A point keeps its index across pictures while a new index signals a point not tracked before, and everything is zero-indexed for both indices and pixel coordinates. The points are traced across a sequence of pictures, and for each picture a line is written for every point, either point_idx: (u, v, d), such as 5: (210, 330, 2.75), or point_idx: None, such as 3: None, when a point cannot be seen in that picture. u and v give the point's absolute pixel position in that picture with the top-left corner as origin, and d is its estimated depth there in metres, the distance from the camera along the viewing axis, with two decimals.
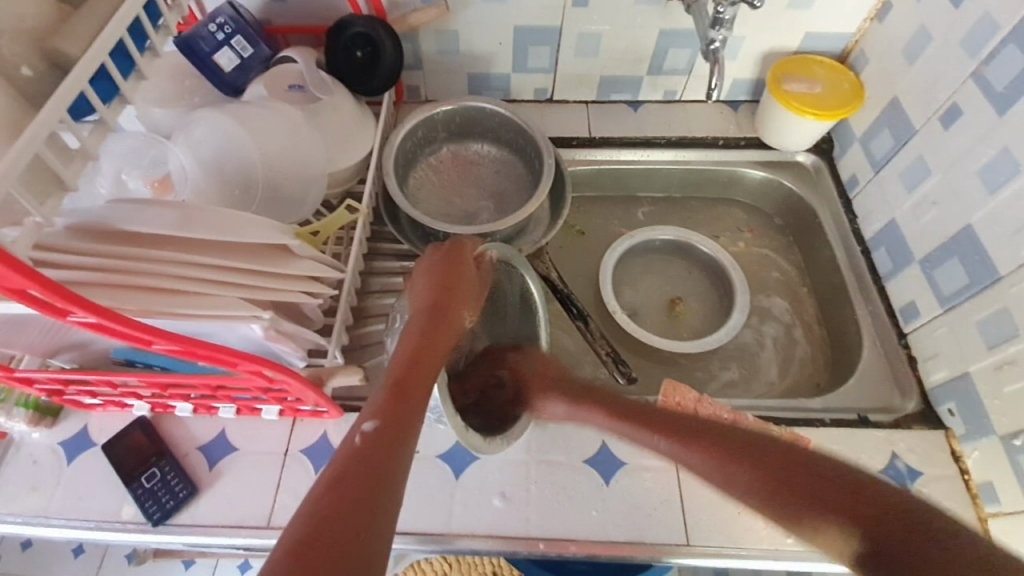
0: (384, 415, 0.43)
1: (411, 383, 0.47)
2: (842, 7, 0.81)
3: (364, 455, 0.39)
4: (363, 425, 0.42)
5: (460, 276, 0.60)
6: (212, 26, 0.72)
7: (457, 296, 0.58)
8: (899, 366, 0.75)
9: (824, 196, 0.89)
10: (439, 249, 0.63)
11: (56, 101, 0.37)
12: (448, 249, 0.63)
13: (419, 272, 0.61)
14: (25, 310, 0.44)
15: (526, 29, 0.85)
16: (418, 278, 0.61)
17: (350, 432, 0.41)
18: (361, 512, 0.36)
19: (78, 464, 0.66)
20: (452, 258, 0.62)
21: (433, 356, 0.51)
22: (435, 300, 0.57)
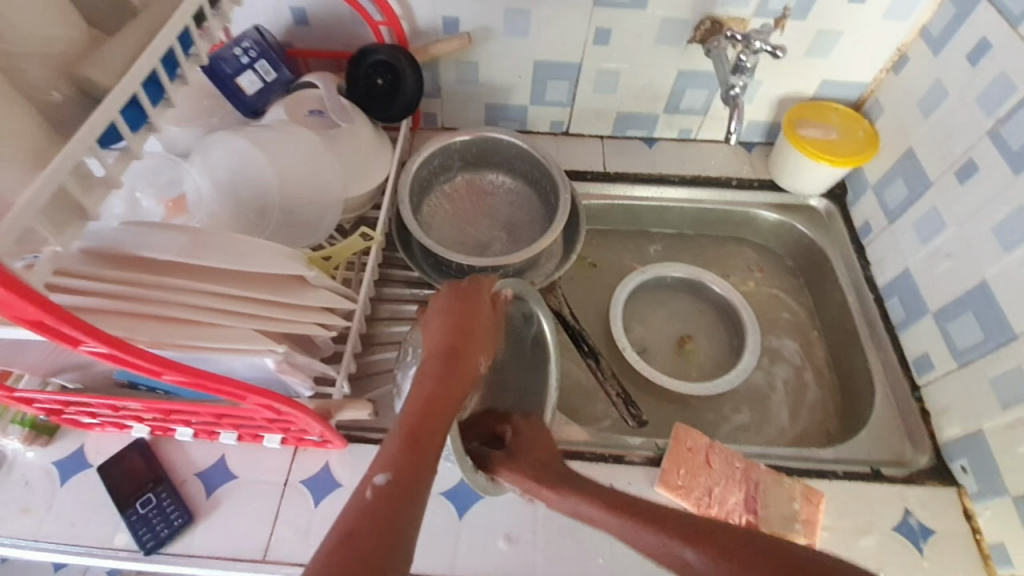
0: (397, 468, 0.41)
1: (424, 434, 0.45)
2: (859, 57, 0.82)
3: (375, 511, 0.37)
4: (374, 477, 0.40)
5: (475, 318, 0.59)
6: (236, 49, 0.73)
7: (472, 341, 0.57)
8: (912, 418, 0.74)
9: (836, 240, 0.90)
10: (455, 288, 0.62)
11: (84, 131, 0.36)
12: (463, 288, 0.62)
13: (434, 311, 0.60)
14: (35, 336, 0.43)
15: (546, 64, 0.86)
16: (432, 318, 0.60)
17: (361, 484, 0.39)
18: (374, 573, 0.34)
19: (72, 485, 0.64)
20: (466, 298, 0.61)
21: (447, 404, 0.49)
22: (451, 344, 0.56)
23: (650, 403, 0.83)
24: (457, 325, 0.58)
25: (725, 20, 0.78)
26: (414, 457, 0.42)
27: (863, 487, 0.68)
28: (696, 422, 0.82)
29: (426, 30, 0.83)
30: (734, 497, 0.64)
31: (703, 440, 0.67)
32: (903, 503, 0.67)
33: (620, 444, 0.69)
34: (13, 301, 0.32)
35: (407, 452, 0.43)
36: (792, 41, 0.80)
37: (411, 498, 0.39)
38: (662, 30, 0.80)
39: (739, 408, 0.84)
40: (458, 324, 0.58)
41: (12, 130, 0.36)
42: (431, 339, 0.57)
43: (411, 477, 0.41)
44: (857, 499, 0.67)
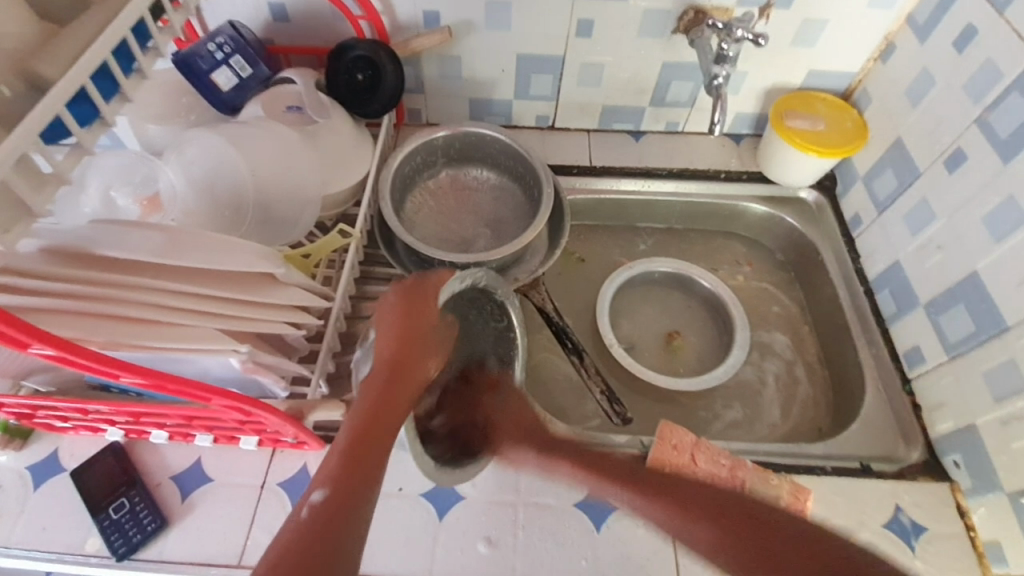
0: (335, 482, 0.41)
1: (369, 447, 0.45)
2: (847, 46, 0.81)
3: (324, 517, 0.39)
4: (312, 493, 0.40)
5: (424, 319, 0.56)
6: (211, 45, 0.71)
7: (420, 348, 0.55)
8: (904, 415, 0.73)
9: (825, 231, 0.88)
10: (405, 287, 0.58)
11: (29, 124, 0.35)
12: (415, 289, 0.58)
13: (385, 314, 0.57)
14: None
15: (529, 58, 0.85)
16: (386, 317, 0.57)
17: (300, 499, 0.40)
18: (330, 541, 0.38)
19: (46, 490, 0.63)
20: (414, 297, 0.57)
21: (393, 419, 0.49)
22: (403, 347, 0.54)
23: (636, 400, 0.82)
24: (419, 305, 0.57)
25: (709, 10, 0.77)
26: (382, 412, 0.48)
27: (852, 485, 0.67)
28: (685, 418, 0.81)
29: (406, 24, 0.82)
30: None
31: (688, 436, 0.66)
32: (895, 500, 0.66)
33: (605, 442, 0.68)
34: None
35: (388, 378, 0.52)
36: (776, 30, 0.79)
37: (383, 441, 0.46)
38: (644, 21, 0.79)
39: (730, 403, 0.83)
40: (415, 313, 0.57)
41: None
42: (400, 294, 0.58)
43: (389, 412, 0.49)
44: (847, 497, 0.66)
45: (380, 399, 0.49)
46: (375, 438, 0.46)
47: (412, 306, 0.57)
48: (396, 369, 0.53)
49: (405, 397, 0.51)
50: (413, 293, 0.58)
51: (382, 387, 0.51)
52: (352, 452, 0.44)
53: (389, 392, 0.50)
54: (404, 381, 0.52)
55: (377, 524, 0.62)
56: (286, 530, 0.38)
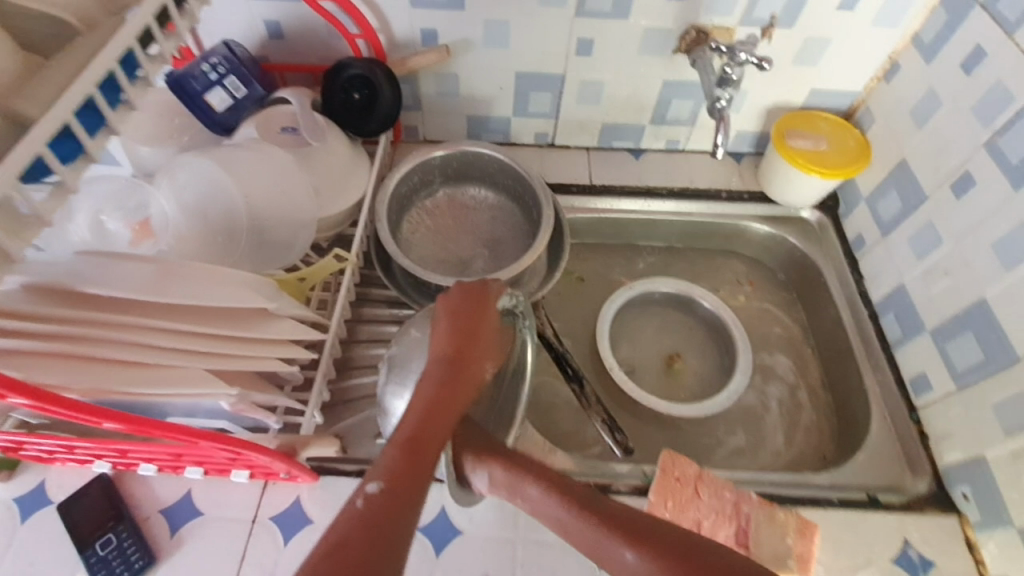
0: (392, 475, 0.39)
1: (424, 442, 0.43)
2: (850, 66, 0.80)
3: (376, 512, 0.35)
4: (368, 484, 0.38)
5: (481, 321, 0.55)
6: (205, 65, 0.70)
7: (478, 347, 0.54)
8: (911, 444, 0.72)
9: (828, 252, 0.87)
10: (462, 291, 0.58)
11: (8, 167, 0.33)
12: (472, 292, 0.58)
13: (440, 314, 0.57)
14: None
15: (529, 76, 0.83)
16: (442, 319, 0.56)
17: (354, 491, 0.37)
18: (378, 542, 0.34)
19: (33, 523, 0.61)
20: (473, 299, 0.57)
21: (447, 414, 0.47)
22: (455, 346, 0.53)
23: (637, 425, 0.81)
24: (480, 307, 0.57)
25: (711, 30, 0.76)
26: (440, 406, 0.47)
27: (860, 518, 0.65)
28: (687, 444, 0.80)
29: (404, 42, 0.80)
30: (725, 532, 0.61)
31: (692, 468, 0.64)
32: (902, 534, 0.65)
33: (606, 472, 0.67)
34: None
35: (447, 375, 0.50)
36: (779, 50, 0.78)
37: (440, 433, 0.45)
38: (646, 40, 0.77)
39: (733, 428, 0.81)
40: (478, 313, 0.56)
41: None
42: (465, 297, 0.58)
43: (447, 407, 0.47)
44: (853, 531, 0.65)
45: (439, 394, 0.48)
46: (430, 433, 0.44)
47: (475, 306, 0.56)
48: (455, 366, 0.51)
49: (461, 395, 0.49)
50: (477, 293, 0.58)
51: (443, 382, 0.49)
52: (412, 441, 0.42)
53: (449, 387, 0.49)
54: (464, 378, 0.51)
55: None
56: (340, 513, 0.35)
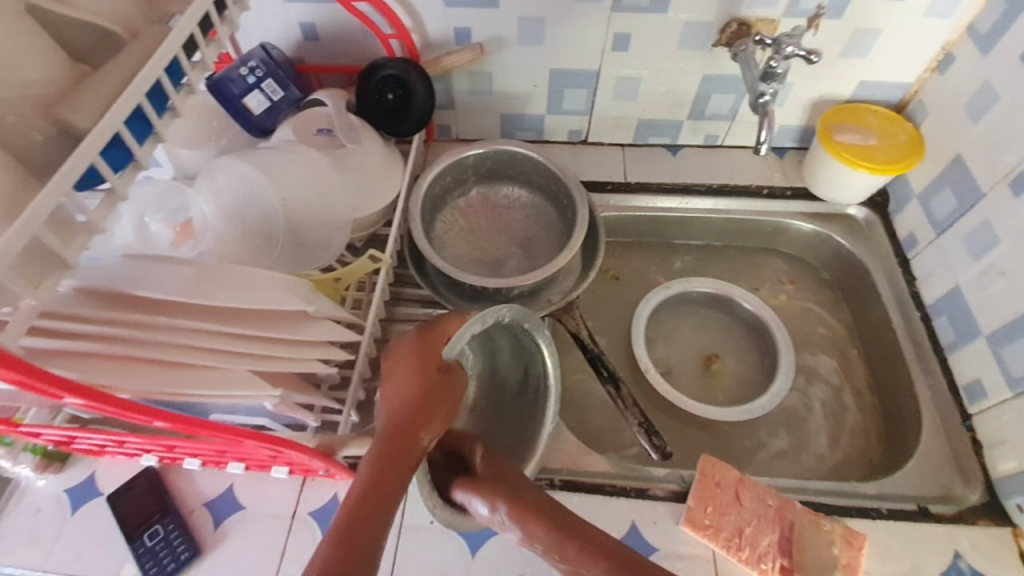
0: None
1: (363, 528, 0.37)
2: (902, 57, 0.76)
3: None
4: None
5: (435, 375, 0.51)
6: (243, 69, 0.71)
7: (431, 404, 0.48)
8: (964, 452, 0.68)
9: (877, 250, 0.83)
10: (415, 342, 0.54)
11: (62, 177, 0.35)
12: (426, 341, 0.54)
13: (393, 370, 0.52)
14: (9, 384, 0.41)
15: (563, 73, 0.82)
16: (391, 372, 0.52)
17: None
18: None
19: (82, 514, 0.63)
20: (427, 350, 0.53)
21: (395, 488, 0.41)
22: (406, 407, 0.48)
23: (673, 428, 0.79)
24: (427, 361, 0.52)
25: (754, 23, 0.74)
26: (387, 479, 0.41)
27: (907, 528, 0.63)
28: (725, 449, 0.78)
29: (437, 42, 0.80)
30: (767, 540, 0.60)
31: (732, 473, 0.63)
32: (952, 545, 0.62)
33: (642, 476, 0.66)
34: None
35: (387, 445, 0.44)
36: (826, 41, 0.75)
37: (377, 515, 0.38)
38: (685, 34, 0.75)
39: (776, 432, 0.79)
40: (424, 368, 0.51)
41: None
42: (412, 352, 0.53)
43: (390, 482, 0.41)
44: (900, 542, 0.62)
45: (376, 469, 0.41)
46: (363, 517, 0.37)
47: (421, 361, 0.52)
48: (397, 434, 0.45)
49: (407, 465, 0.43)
50: (421, 345, 0.54)
51: (386, 450, 0.44)
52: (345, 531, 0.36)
53: (389, 459, 0.43)
54: (408, 444, 0.44)
55: (409, 557, 0.61)
56: None
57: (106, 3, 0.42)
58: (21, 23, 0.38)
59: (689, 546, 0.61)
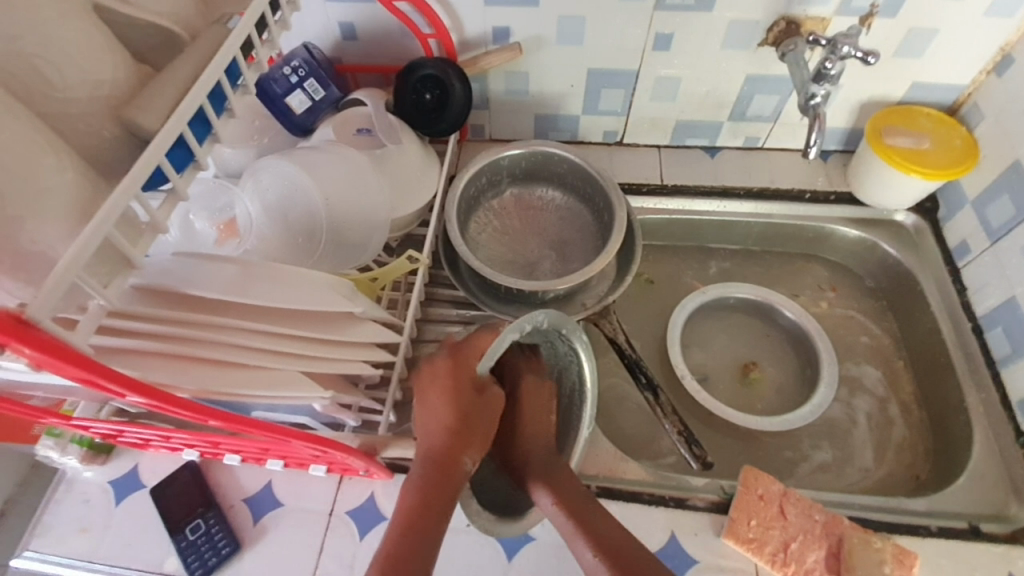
0: None
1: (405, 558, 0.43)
2: (959, 57, 0.73)
3: None
4: None
5: (467, 400, 0.53)
6: (286, 69, 0.71)
7: (466, 431, 0.51)
8: (1019, 470, 0.66)
9: (926, 258, 0.81)
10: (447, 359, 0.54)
11: (131, 180, 0.35)
12: (458, 360, 0.54)
13: (427, 389, 0.54)
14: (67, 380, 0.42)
15: (601, 73, 0.81)
16: (426, 390, 0.54)
17: None
18: None
19: (127, 506, 0.64)
20: (458, 369, 0.54)
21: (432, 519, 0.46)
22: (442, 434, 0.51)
23: (709, 436, 0.78)
24: (461, 382, 0.53)
25: (803, 21, 0.72)
26: (425, 510, 0.46)
27: (959, 548, 0.61)
28: (764, 459, 0.76)
29: (476, 41, 0.80)
30: (813, 556, 0.58)
31: (776, 486, 0.61)
32: (1007, 566, 0.60)
33: (681, 485, 0.65)
34: (48, 363, 0.30)
35: (429, 473, 0.48)
36: (878, 41, 0.72)
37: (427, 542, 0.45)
38: (729, 33, 0.74)
39: (818, 443, 0.77)
40: (457, 390, 0.53)
41: (56, 182, 0.35)
42: (445, 369, 0.54)
43: (435, 510, 0.46)
44: (952, 562, 0.60)
45: (421, 497, 0.47)
46: (414, 547, 0.44)
47: (455, 383, 0.53)
48: (439, 462, 0.49)
49: (449, 493, 0.47)
50: (453, 366, 0.54)
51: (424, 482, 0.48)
52: (395, 560, 0.43)
53: (432, 489, 0.47)
54: (448, 473, 0.48)
55: (447, 560, 0.61)
56: None
57: (168, 5, 0.43)
58: (91, 23, 0.39)
59: (731, 560, 0.60)
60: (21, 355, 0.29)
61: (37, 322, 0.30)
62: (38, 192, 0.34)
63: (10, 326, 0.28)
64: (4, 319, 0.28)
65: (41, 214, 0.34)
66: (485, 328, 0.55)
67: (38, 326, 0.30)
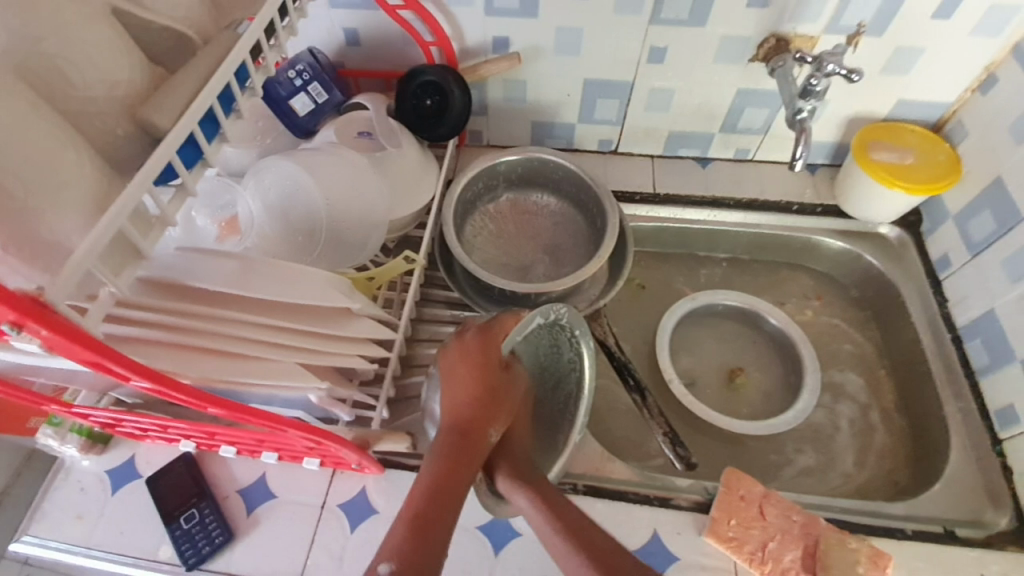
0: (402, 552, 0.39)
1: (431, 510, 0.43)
2: (942, 77, 0.76)
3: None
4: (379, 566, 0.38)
5: (493, 376, 0.55)
6: (291, 72, 0.73)
7: (492, 405, 0.54)
8: (994, 477, 0.68)
9: (909, 271, 0.83)
10: (474, 338, 0.57)
11: (144, 176, 0.37)
12: (486, 339, 0.57)
13: (452, 366, 0.56)
14: (74, 366, 0.43)
15: (598, 83, 0.84)
16: (452, 367, 0.56)
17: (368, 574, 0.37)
18: None
19: (123, 494, 0.66)
20: (487, 348, 0.56)
21: (460, 478, 0.47)
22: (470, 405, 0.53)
23: (694, 440, 0.79)
24: (488, 358, 0.56)
25: (792, 38, 0.74)
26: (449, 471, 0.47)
27: (935, 551, 0.63)
28: (748, 462, 0.78)
29: (476, 50, 0.82)
30: (791, 555, 0.60)
31: (757, 488, 0.63)
32: (981, 570, 0.62)
33: (665, 485, 0.66)
34: (60, 343, 0.32)
35: (455, 442, 0.50)
36: (865, 59, 0.75)
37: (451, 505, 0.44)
38: (722, 48, 0.76)
39: (802, 448, 0.79)
40: (486, 367, 0.55)
41: (75, 176, 0.37)
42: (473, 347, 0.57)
43: (460, 478, 0.47)
44: (927, 564, 0.62)
45: (446, 465, 0.47)
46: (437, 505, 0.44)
47: (483, 359, 0.56)
48: (466, 432, 0.51)
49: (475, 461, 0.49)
50: (482, 344, 0.57)
51: (448, 449, 0.49)
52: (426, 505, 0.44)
53: (459, 457, 0.48)
54: (474, 442, 0.50)
55: None
56: None
57: (182, 10, 0.46)
58: (109, 26, 0.41)
59: (712, 557, 0.62)
60: (37, 336, 0.31)
61: (54, 305, 0.32)
62: (58, 184, 0.36)
63: (29, 307, 0.30)
64: (24, 301, 0.30)
65: (60, 205, 0.36)
66: (508, 313, 0.59)
67: (55, 308, 0.32)
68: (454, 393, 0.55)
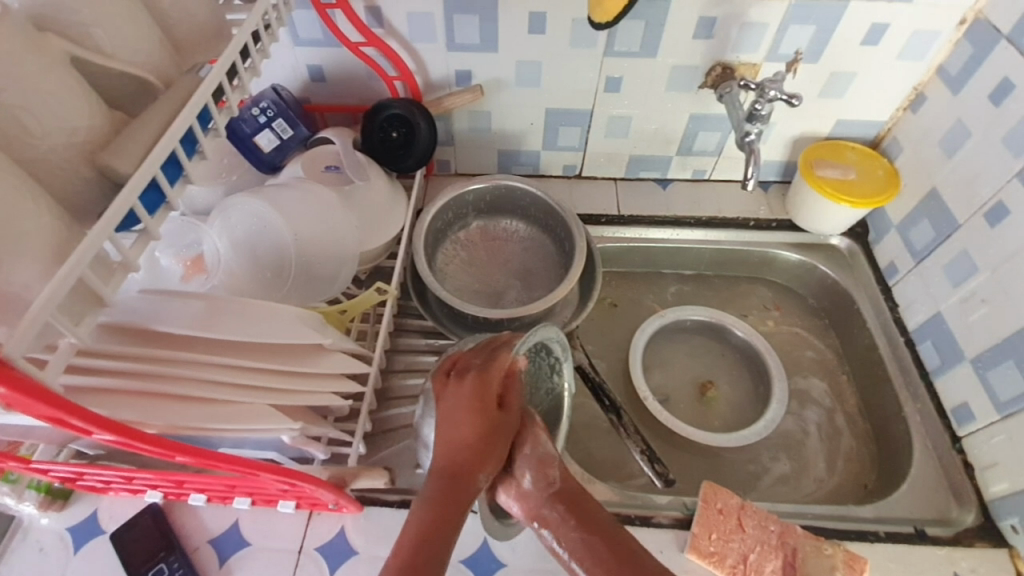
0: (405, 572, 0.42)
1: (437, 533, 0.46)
2: (874, 98, 0.81)
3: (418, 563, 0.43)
4: None
5: (486, 420, 0.53)
6: (255, 110, 0.75)
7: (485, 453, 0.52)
8: (956, 473, 0.71)
9: (861, 279, 0.87)
10: (466, 380, 0.56)
11: (105, 224, 0.37)
12: (482, 382, 0.55)
13: (447, 402, 0.55)
14: (33, 421, 0.41)
15: (558, 112, 0.86)
16: (445, 403, 0.56)
17: None
18: None
19: (86, 552, 0.62)
20: (484, 391, 0.55)
21: (453, 513, 0.47)
22: (459, 450, 0.52)
23: (672, 455, 0.81)
24: (488, 402, 0.54)
25: (737, 66, 0.78)
26: (444, 506, 0.48)
27: (907, 551, 0.65)
28: (725, 475, 0.79)
29: (439, 83, 0.84)
30: (770, 566, 0.61)
31: (734, 499, 0.64)
32: (951, 566, 0.64)
33: (646, 504, 0.67)
34: (17, 400, 0.31)
35: (445, 485, 0.49)
36: (805, 84, 0.80)
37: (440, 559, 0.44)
38: (673, 76, 0.80)
39: (777, 455, 0.81)
40: (481, 410, 0.54)
41: (32, 227, 0.36)
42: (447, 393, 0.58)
43: (446, 526, 0.46)
44: (901, 564, 0.64)
45: (436, 510, 0.47)
46: (428, 549, 0.44)
47: (478, 402, 0.54)
48: (454, 479, 0.50)
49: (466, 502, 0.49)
50: (478, 385, 0.55)
51: (437, 493, 0.48)
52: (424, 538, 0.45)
53: (449, 499, 0.48)
54: (462, 490, 0.49)
55: None
56: None
57: (142, 55, 0.46)
58: (68, 73, 0.41)
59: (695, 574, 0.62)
60: None
61: (12, 361, 0.31)
62: (16, 235, 0.35)
63: None
64: None
65: (18, 256, 0.35)
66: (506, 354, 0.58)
67: (13, 364, 0.31)
68: (441, 434, 0.53)
